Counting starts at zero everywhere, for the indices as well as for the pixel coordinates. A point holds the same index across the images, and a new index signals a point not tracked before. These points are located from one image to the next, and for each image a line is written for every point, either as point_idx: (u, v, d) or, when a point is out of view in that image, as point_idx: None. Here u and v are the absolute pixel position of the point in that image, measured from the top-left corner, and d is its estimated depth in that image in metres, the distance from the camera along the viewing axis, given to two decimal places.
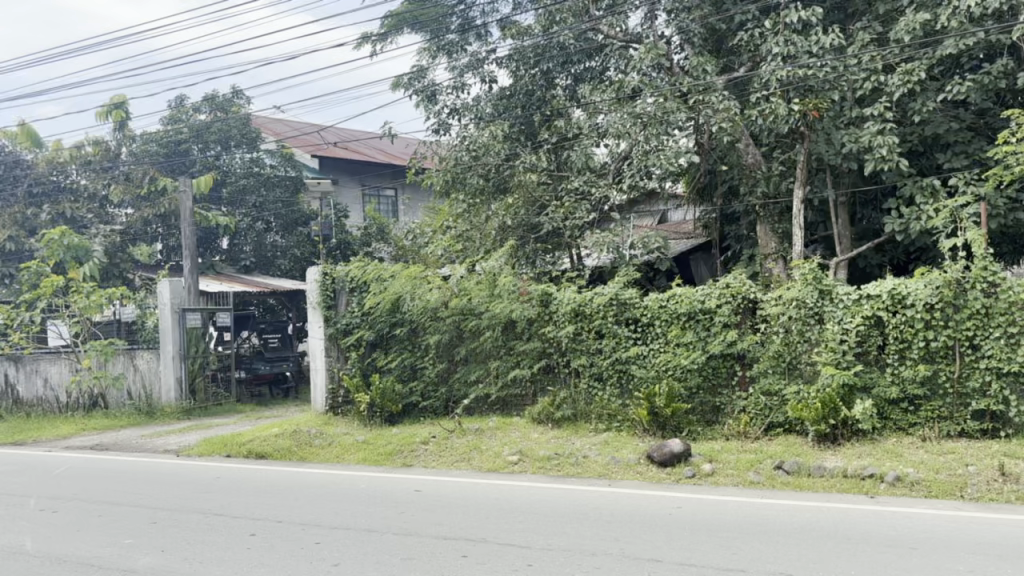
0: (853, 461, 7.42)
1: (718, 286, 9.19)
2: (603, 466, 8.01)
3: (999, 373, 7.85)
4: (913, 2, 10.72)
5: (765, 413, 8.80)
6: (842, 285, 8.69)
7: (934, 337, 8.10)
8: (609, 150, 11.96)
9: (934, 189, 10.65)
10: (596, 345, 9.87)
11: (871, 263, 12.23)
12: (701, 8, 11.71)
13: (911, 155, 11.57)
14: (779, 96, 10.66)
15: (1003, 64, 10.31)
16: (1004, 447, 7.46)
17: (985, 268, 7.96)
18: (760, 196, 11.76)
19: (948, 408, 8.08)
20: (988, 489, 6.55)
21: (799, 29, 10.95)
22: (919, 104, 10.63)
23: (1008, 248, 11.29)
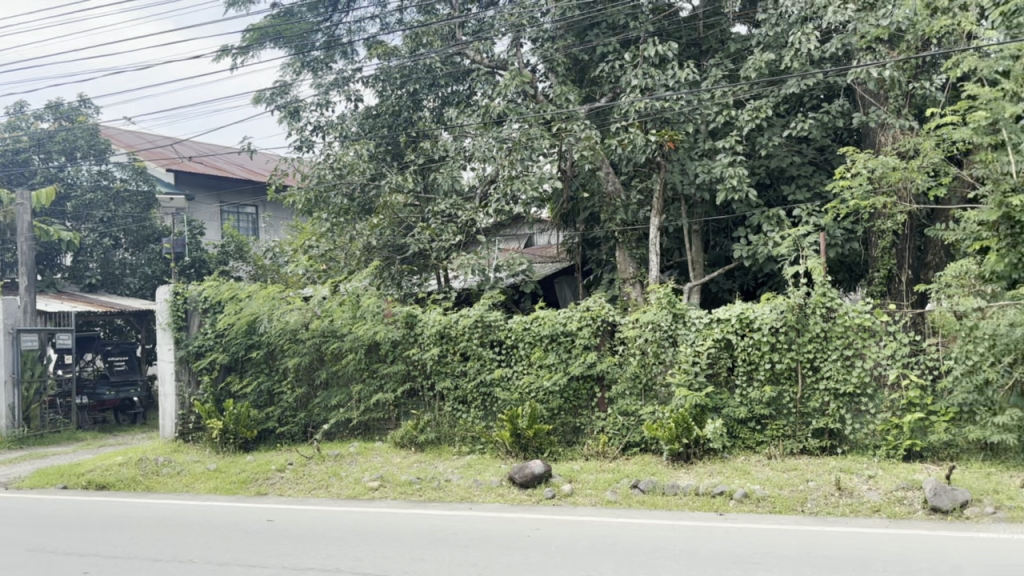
0: (705, 479, 7.70)
1: (579, 309, 9.38)
2: (465, 489, 7.98)
3: (836, 394, 8.38)
4: (760, 43, 11.42)
5: (622, 433, 9.03)
6: (694, 309, 9.05)
7: (779, 360, 8.55)
8: (476, 173, 12.05)
9: (779, 219, 11.30)
10: (460, 367, 9.86)
11: (722, 289, 12.87)
12: (565, 38, 12.03)
13: (759, 186, 12.25)
14: (637, 127, 11.01)
15: (840, 105, 11.12)
16: (840, 463, 7.95)
17: (823, 294, 8.49)
18: (619, 222, 12.10)
19: (791, 426, 8.55)
20: (825, 504, 6.94)
21: (656, 63, 11.40)
22: (766, 138, 11.26)
23: (845, 276, 12.08)
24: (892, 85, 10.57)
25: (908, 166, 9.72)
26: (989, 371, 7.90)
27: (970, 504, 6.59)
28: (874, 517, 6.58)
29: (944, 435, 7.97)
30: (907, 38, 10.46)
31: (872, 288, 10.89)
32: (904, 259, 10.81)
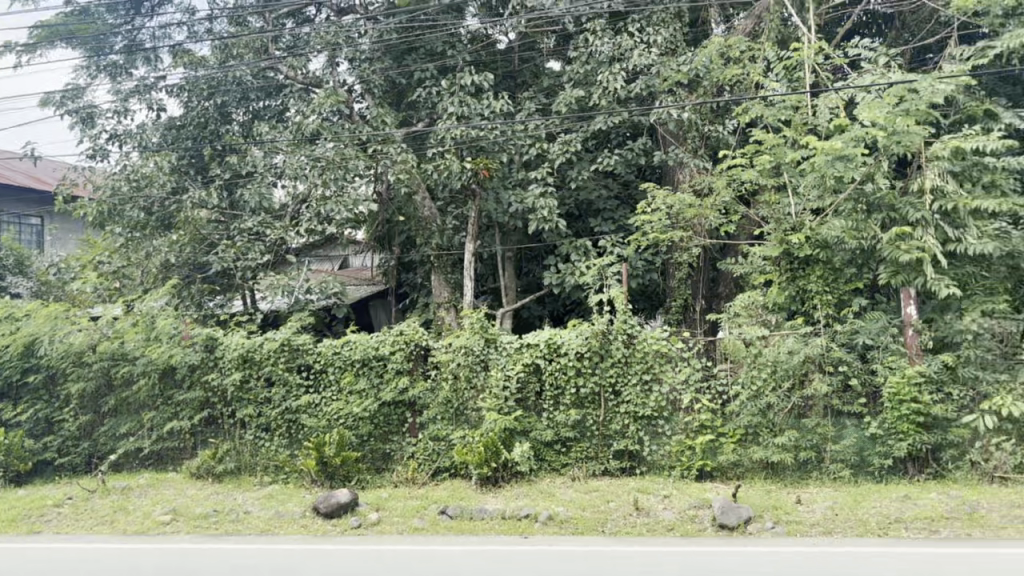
0: (511, 503, 7.80)
1: (392, 333, 9.26)
2: (266, 521, 7.62)
3: (636, 416, 8.76)
4: (572, 79, 11.89)
5: (432, 459, 9.00)
6: (505, 334, 9.19)
7: (584, 384, 8.83)
8: (287, 191, 11.69)
9: (587, 250, 11.75)
10: (265, 394, 9.43)
11: (533, 314, 13.19)
12: (382, 60, 11.97)
13: (569, 217, 12.71)
14: (452, 153, 11.10)
15: (643, 143, 11.75)
16: (639, 484, 8.32)
17: (626, 321, 8.88)
18: (434, 247, 12.12)
19: (594, 448, 8.86)
20: (623, 524, 7.20)
21: (472, 92, 11.58)
22: (576, 171, 11.69)
23: (646, 304, 12.74)
24: (689, 127, 11.32)
25: (703, 204, 10.39)
26: (770, 396, 8.55)
27: (753, 520, 7.06)
28: (669, 535, 6.90)
29: (731, 456, 8.51)
30: (704, 84, 11.26)
31: (670, 316, 11.58)
32: (699, 291, 11.72)
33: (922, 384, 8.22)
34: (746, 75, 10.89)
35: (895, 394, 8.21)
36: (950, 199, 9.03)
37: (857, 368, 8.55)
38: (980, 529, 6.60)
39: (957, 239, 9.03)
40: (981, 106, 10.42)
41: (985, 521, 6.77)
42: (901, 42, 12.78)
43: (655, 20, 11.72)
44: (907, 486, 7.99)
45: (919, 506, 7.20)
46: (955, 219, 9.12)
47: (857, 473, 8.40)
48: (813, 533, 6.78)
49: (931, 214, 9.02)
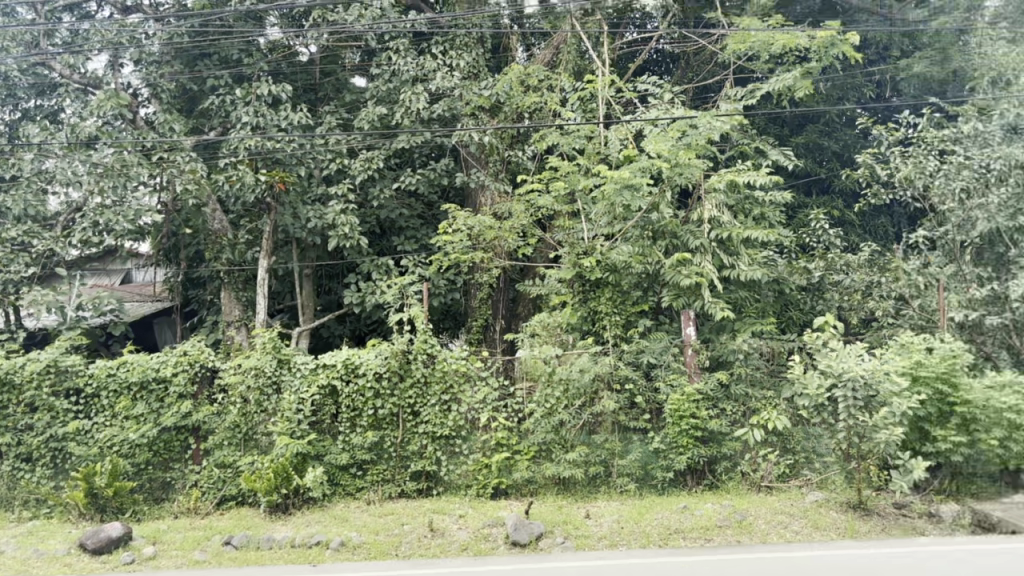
0: (301, 530, 7.52)
1: (175, 354, 8.70)
2: (23, 561, 6.88)
3: (434, 437, 8.73)
4: (374, 96, 11.80)
5: (217, 487, 8.53)
6: (299, 355, 8.89)
7: (381, 406, 8.68)
8: (59, 199, 10.75)
9: (387, 268, 11.68)
10: (26, 421, 8.56)
11: (333, 334, 12.89)
12: (172, 63, 11.34)
13: (370, 235, 12.56)
14: (246, 164, 10.63)
15: (446, 164, 11.88)
16: (434, 505, 8.29)
17: (425, 341, 8.84)
18: (225, 262, 11.51)
19: (390, 471, 8.74)
20: (417, 546, 7.12)
21: (269, 103, 11.21)
22: (377, 189, 11.57)
23: (449, 323, 12.80)
24: (491, 151, 11.56)
25: (502, 226, 10.58)
26: (562, 413, 8.80)
27: (544, 536, 7.22)
28: (462, 555, 6.90)
29: (525, 473, 8.67)
30: (504, 109, 11.55)
31: (470, 336, 11.69)
32: (497, 311, 11.94)
33: (699, 401, 8.76)
34: (544, 103, 11.28)
35: (675, 410, 8.70)
36: (725, 228, 9.87)
37: (642, 386, 8.99)
38: (748, 536, 7.10)
39: (731, 265, 9.90)
40: (752, 144, 11.37)
41: (752, 528, 7.28)
42: (685, 82, 13.66)
43: (457, 44, 11.94)
44: (686, 497, 8.47)
45: (695, 516, 7.65)
46: (730, 247, 9.97)
47: (642, 487, 8.80)
48: (599, 546, 7.00)
49: (708, 241, 9.77)
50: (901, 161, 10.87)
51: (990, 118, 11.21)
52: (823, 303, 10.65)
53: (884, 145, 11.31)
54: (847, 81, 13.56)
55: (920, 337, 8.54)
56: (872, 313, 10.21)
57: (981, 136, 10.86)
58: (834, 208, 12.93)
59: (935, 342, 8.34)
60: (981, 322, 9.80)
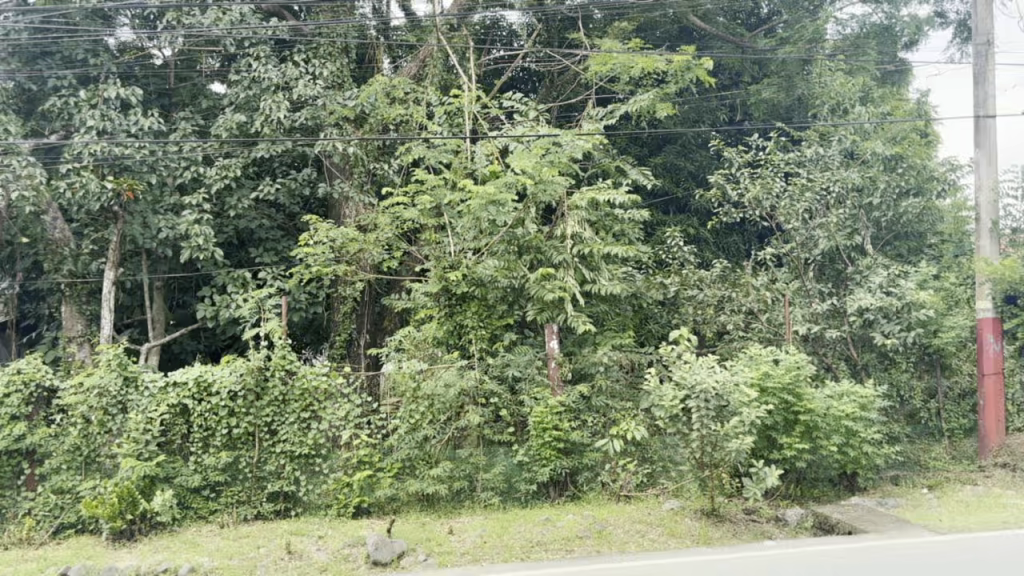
0: (147, 558, 7.11)
1: (6, 372, 8.10)
2: None
3: (292, 456, 8.45)
4: (232, 103, 11.42)
5: (54, 514, 7.98)
6: (147, 372, 8.43)
7: (236, 424, 8.33)
8: None
9: (245, 281, 11.34)
10: None
11: (187, 349, 12.35)
12: (8, 61, 10.60)
13: (227, 246, 12.09)
14: (91, 171, 10.05)
15: (307, 174, 11.66)
16: (292, 526, 8.03)
17: (284, 357, 8.53)
18: (66, 274, 10.85)
19: (246, 492, 8.41)
20: (273, 569, 6.86)
21: (118, 106, 10.65)
22: (235, 199, 11.20)
23: (311, 338, 12.51)
24: (355, 162, 11.40)
25: (365, 238, 10.44)
26: (427, 429, 8.72)
27: (406, 554, 7.10)
28: None
29: (388, 490, 8.53)
30: (369, 121, 11.39)
31: (333, 351, 11.45)
32: (362, 323, 11.67)
33: (562, 413, 8.89)
34: (409, 116, 11.21)
35: (539, 423, 8.79)
36: (587, 244, 10.09)
37: (506, 400, 9.08)
38: (607, 545, 7.22)
39: (592, 279, 10.08)
40: (613, 163, 11.67)
41: (611, 538, 7.42)
42: (550, 100, 13.83)
43: (321, 53, 11.70)
44: (548, 509, 8.54)
45: (556, 528, 7.72)
46: (591, 263, 10.21)
47: (506, 500, 8.82)
48: (462, 562, 6.95)
49: (571, 256, 9.97)
50: (750, 182, 11.35)
51: (830, 143, 11.97)
52: (678, 316, 10.97)
53: (734, 167, 11.85)
54: (702, 105, 14.15)
55: (766, 349, 8.98)
56: (724, 326, 10.68)
57: (822, 161, 11.59)
58: (689, 226, 13.45)
59: (780, 354, 8.77)
60: (821, 335, 10.43)
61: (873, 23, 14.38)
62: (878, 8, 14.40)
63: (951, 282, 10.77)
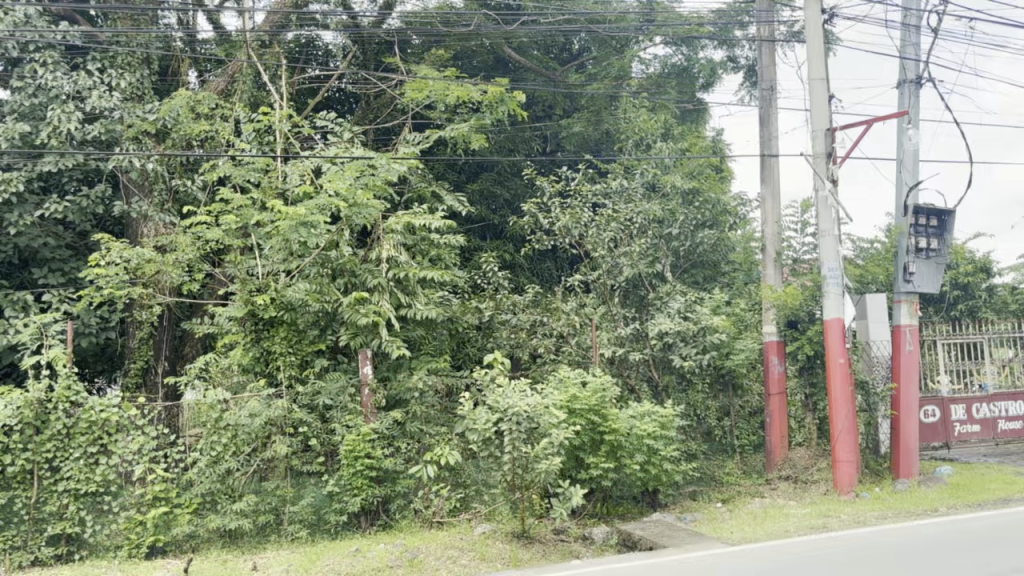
0: None
1: None
2: None
3: (77, 494, 7.75)
4: (15, 110, 10.51)
5: None
6: None
7: (11, 463, 7.55)
8: None
9: (26, 304, 10.44)
10: None
11: None
12: None
13: (5, 266, 11.01)
14: None
15: (102, 190, 10.90)
16: (74, 572, 7.35)
17: (68, 388, 7.80)
18: None
19: (22, 537, 7.64)
20: None
21: None
22: (15, 215, 10.29)
23: (104, 365, 11.68)
24: (155, 178, 10.78)
25: (164, 259, 9.84)
26: (230, 461, 8.31)
27: None
28: None
29: (186, 528, 8.06)
30: (171, 135, 10.81)
31: (128, 379, 10.69)
32: (160, 350, 10.98)
33: (374, 440, 8.65)
34: (215, 131, 10.74)
35: (351, 451, 8.51)
36: (402, 268, 10.01)
37: (316, 428, 8.83)
38: (418, 573, 7.12)
39: (408, 303, 10.03)
40: (429, 188, 11.67)
41: (422, 566, 7.31)
42: (366, 123, 13.50)
43: (119, 62, 11.01)
44: (358, 539, 8.32)
45: (365, 558, 7.52)
46: (406, 287, 10.11)
47: (314, 532, 8.53)
48: None
49: (386, 280, 9.81)
50: (560, 211, 11.68)
51: (634, 177, 12.54)
52: (492, 341, 11.07)
53: (546, 196, 12.18)
54: (516, 134, 14.47)
55: (574, 372, 9.24)
56: (535, 350, 10.90)
57: (626, 192, 12.17)
58: (504, 251, 13.68)
59: (587, 376, 9.06)
60: (626, 358, 10.87)
61: (673, 63, 15.26)
62: (677, 50, 15.26)
63: (741, 307, 11.56)
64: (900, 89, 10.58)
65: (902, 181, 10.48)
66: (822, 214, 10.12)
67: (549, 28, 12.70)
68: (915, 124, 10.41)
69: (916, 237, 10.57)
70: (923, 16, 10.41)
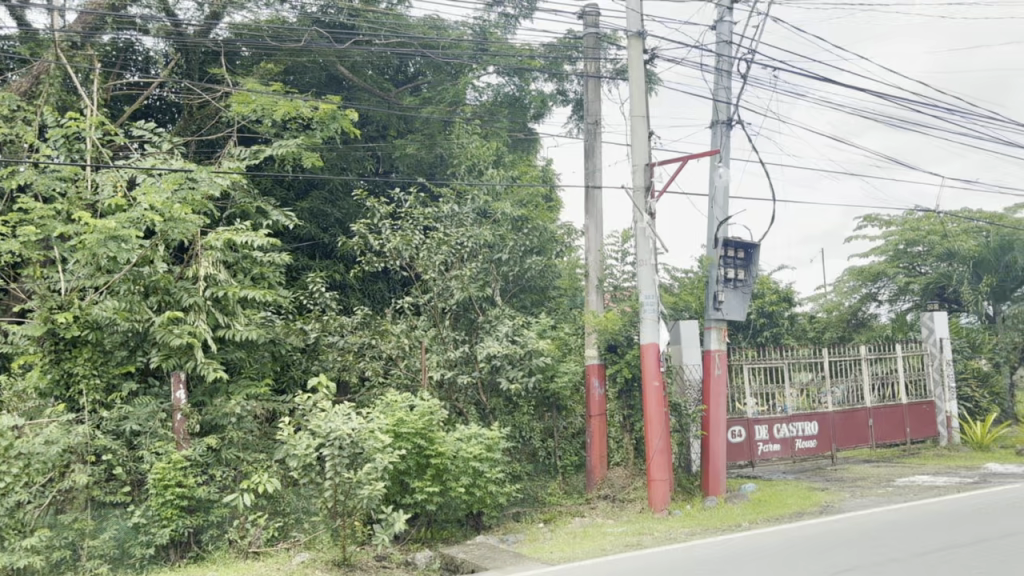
0: None
1: None
2: None
3: None
4: None
5: None
6: None
7: None
8: None
9: None
10: None
11: None
12: None
13: None
14: None
15: None
16: None
17: None
18: None
19: None
20: None
21: None
22: None
23: None
24: None
25: None
26: (20, 493, 7.55)
27: None
28: None
29: None
30: None
31: None
32: None
33: (186, 468, 8.24)
34: (15, 136, 9.96)
35: (159, 480, 8.03)
36: (221, 286, 9.61)
37: (121, 456, 8.32)
38: None
39: (226, 324, 9.63)
40: (254, 203, 11.26)
41: None
42: (188, 133, 12.97)
43: None
44: (165, 573, 7.81)
45: None
46: (225, 307, 9.74)
47: (116, 568, 7.94)
48: None
49: (203, 300, 9.40)
50: (391, 233, 11.61)
51: (464, 202, 12.64)
52: (318, 364, 10.71)
53: (376, 217, 12.06)
54: (349, 153, 14.23)
55: (402, 396, 9.17)
56: (362, 373, 10.63)
57: (457, 217, 12.25)
58: (334, 272, 13.44)
59: (415, 400, 9.01)
60: (454, 381, 10.87)
61: (505, 93, 15.77)
62: (510, 81, 15.77)
63: (565, 331, 11.85)
64: (713, 129, 11.28)
65: (713, 216, 11.18)
66: (641, 244, 10.62)
67: (384, 50, 12.67)
68: (725, 162, 11.17)
69: (725, 268, 11.28)
70: (733, 62, 11.19)
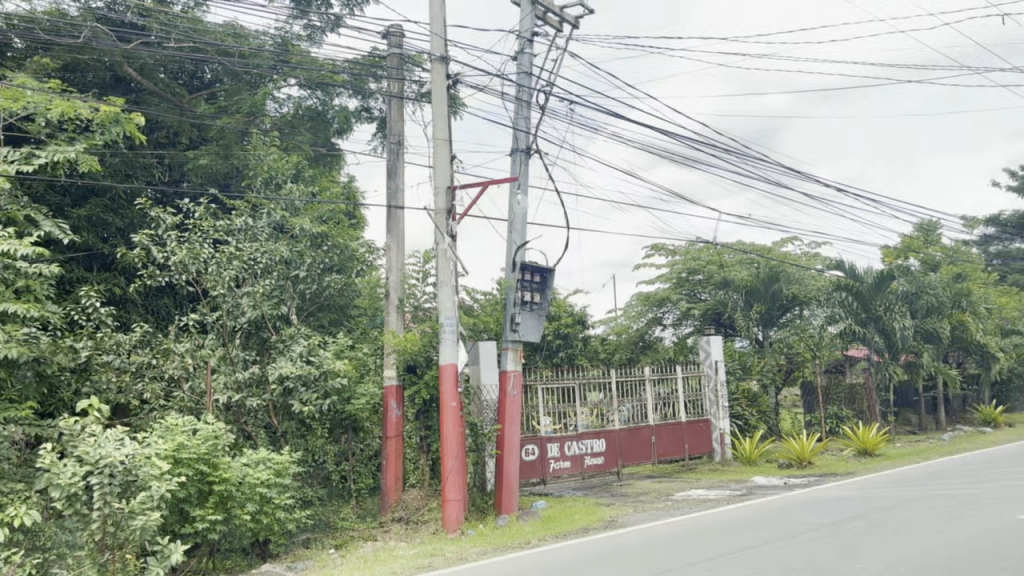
0: None
1: None
2: None
3: None
4: None
5: None
6: None
7: None
8: None
9: None
10: None
11: None
12: None
13: None
14: None
15: None
16: None
17: None
18: None
19: None
20: None
21: None
22: None
23: None
24: None
25: None
26: None
27: None
28: None
29: None
30: None
31: None
32: None
33: None
34: None
35: None
36: None
37: None
38: None
39: None
40: (22, 211, 10.31)
41: None
42: None
43: None
44: None
45: None
46: None
47: None
48: None
49: None
50: (177, 245, 10.91)
51: (260, 216, 12.12)
52: (89, 385, 9.81)
53: (161, 229, 11.33)
54: (135, 159, 13.22)
55: (184, 419, 8.69)
56: (141, 395, 10.00)
57: (250, 231, 11.75)
58: (114, 285, 12.52)
59: (199, 424, 8.55)
60: (243, 405, 10.42)
61: (307, 107, 15.47)
62: (312, 94, 15.49)
63: (363, 352, 11.70)
64: (513, 156, 11.61)
65: (512, 240, 11.47)
66: (441, 266, 10.70)
67: (176, 54, 12.09)
68: (523, 190, 11.49)
69: (522, 291, 11.58)
70: (533, 93, 11.60)
